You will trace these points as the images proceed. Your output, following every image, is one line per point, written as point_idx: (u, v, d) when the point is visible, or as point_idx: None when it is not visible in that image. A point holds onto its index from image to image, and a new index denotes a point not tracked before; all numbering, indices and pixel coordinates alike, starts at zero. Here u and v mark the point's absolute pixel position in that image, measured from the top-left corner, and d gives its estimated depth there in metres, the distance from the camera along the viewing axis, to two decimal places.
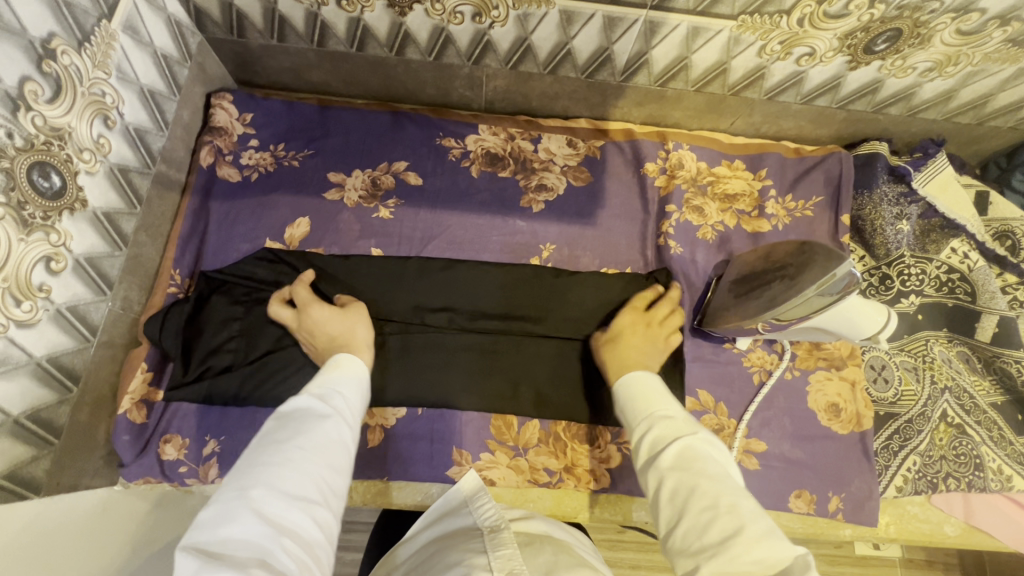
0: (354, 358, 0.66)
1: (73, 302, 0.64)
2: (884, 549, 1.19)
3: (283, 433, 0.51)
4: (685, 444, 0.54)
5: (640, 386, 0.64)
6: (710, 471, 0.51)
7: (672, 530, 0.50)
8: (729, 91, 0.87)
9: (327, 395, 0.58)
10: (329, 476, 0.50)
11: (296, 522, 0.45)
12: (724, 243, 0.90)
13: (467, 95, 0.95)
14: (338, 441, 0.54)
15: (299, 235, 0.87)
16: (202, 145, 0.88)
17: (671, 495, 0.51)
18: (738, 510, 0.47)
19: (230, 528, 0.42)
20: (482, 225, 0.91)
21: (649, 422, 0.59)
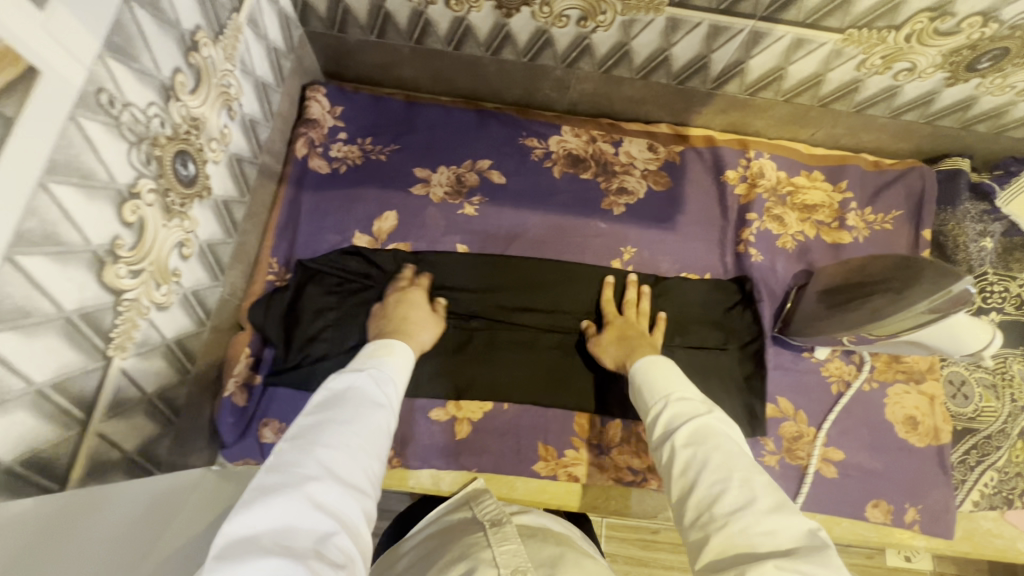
0: (400, 344, 0.68)
1: (196, 287, 0.66)
2: (917, 561, 1.23)
3: (331, 421, 0.53)
4: (697, 421, 0.55)
5: (658, 367, 0.65)
6: (723, 446, 0.52)
7: (682, 502, 0.51)
8: (818, 103, 0.88)
9: (376, 380, 0.60)
10: (374, 464, 0.52)
11: (345, 511, 0.46)
12: (804, 253, 0.91)
13: (552, 96, 0.96)
14: (383, 429, 0.56)
15: (386, 229, 0.89)
16: (298, 136, 0.90)
17: (683, 468, 0.53)
18: (751, 484, 0.48)
19: (288, 515, 0.43)
20: (565, 226, 0.92)
21: (666, 401, 0.60)
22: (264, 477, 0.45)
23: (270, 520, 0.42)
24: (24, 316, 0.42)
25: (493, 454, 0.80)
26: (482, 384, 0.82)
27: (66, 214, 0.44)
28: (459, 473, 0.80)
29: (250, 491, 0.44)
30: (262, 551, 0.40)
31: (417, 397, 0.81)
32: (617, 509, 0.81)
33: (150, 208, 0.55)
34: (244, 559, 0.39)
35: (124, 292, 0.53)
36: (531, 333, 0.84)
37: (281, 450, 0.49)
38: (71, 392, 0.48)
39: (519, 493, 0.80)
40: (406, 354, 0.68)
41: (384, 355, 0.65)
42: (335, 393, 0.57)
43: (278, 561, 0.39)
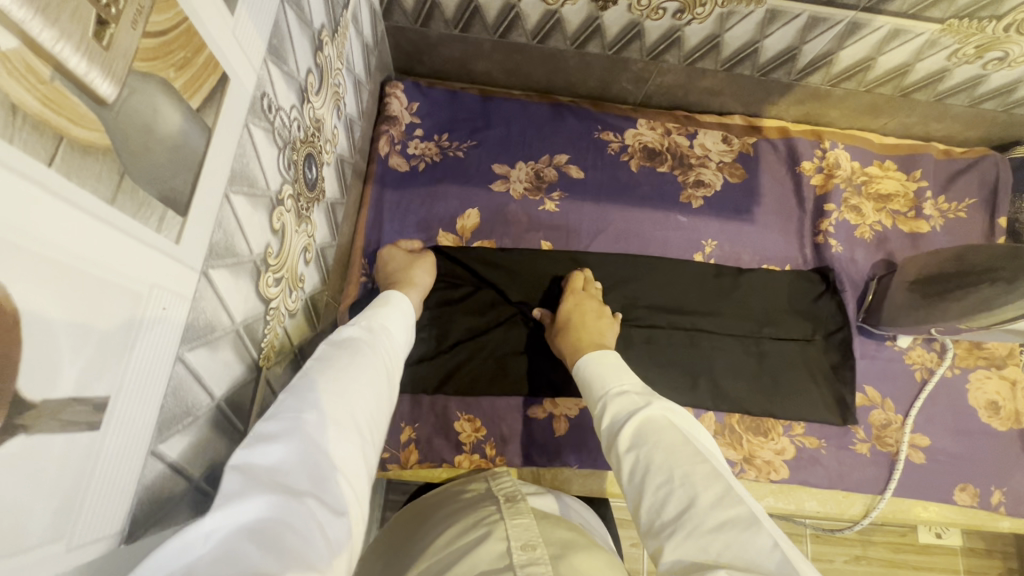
0: (398, 298, 0.65)
1: (313, 291, 0.65)
2: (946, 539, 1.28)
3: (331, 365, 0.48)
4: (640, 415, 0.55)
5: (604, 361, 0.66)
6: (664, 441, 0.51)
7: (638, 508, 0.49)
8: (899, 93, 0.89)
9: (374, 336, 0.56)
10: (373, 414, 0.48)
11: (347, 458, 0.42)
12: (883, 242, 0.92)
13: (628, 88, 0.95)
14: (383, 379, 0.52)
15: (470, 226, 0.88)
16: (379, 134, 0.88)
17: (632, 471, 0.52)
18: (692, 481, 0.47)
19: (289, 455, 0.38)
20: (646, 220, 0.92)
21: (607, 399, 0.61)
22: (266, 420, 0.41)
23: (270, 461, 0.38)
24: (211, 331, 0.41)
25: (595, 450, 0.80)
26: None
27: (239, 223, 0.43)
28: (560, 470, 0.81)
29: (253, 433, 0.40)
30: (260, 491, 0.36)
31: (515, 395, 0.81)
32: None
33: (288, 214, 0.54)
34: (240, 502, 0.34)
35: (271, 301, 0.52)
36: (624, 329, 0.85)
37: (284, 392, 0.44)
38: (236, 405, 0.47)
39: (619, 489, 0.80)
40: (404, 311, 0.64)
41: (385, 311, 0.61)
42: (338, 342, 0.52)
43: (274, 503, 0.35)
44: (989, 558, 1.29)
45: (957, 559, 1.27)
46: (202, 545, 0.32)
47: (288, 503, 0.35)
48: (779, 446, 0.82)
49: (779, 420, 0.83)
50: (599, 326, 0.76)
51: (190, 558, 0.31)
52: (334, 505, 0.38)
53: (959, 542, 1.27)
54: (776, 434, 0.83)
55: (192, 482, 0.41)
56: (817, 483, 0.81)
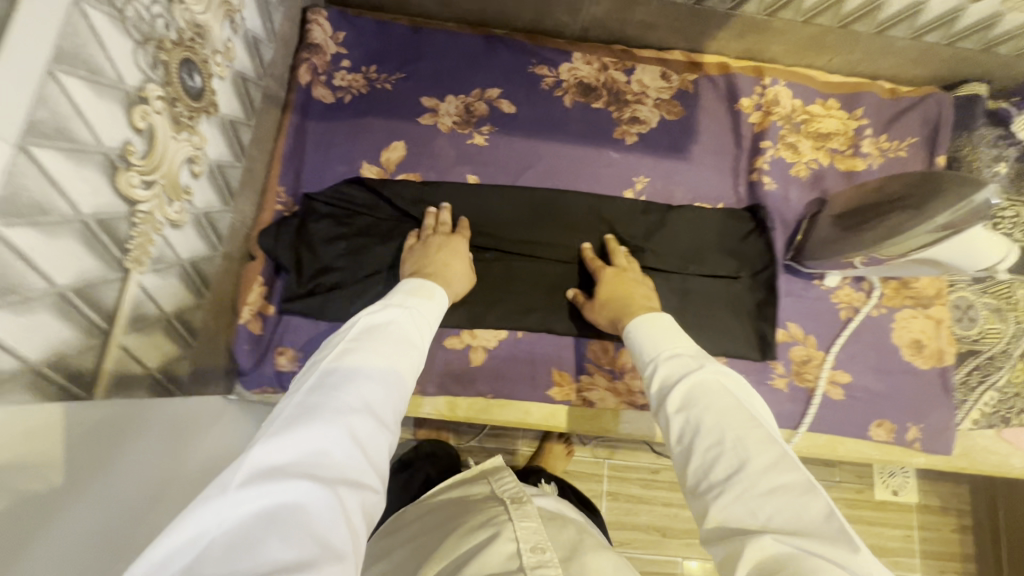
0: (440, 289, 0.69)
1: (208, 208, 0.64)
2: (903, 496, 1.30)
3: (371, 353, 0.53)
4: (694, 378, 0.57)
5: (652, 326, 0.66)
6: (716, 406, 0.53)
7: (685, 467, 0.53)
8: (839, 24, 0.86)
9: (411, 320, 0.60)
10: (401, 404, 0.53)
11: (374, 448, 0.46)
12: (818, 180, 0.90)
13: (563, 20, 0.92)
14: (413, 371, 0.56)
15: (395, 159, 0.87)
16: (300, 62, 0.86)
17: (681, 431, 0.54)
18: (745, 444, 0.50)
19: (327, 444, 0.43)
20: (578, 156, 0.90)
21: (655, 362, 0.62)
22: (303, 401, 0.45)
23: (305, 445, 0.42)
24: (41, 213, 0.41)
25: (511, 380, 0.81)
26: (497, 313, 0.82)
27: (76, 108, 0.42)
28: (475, 400, 0.82)
29: (289, 413, 0.45)
30: (292, 473, 0.40)
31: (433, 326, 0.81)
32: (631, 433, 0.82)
33: (159, 116, 0.52)
34: (273, 485, 0.38)
35: (139, 203, 0.51)
36: (545, 263, 0.84)
37: (320, 375, 0.49)
38: (93, 301, 0.47)
39: (534, 420, 0.81)
40: (440, 299, 0.68)
41: (423, 299, 0.65)
42: (375, 325, 0.57)
43: (305, 489, 0.39)
44: (945, 515, 1.31)
45: (913, 516, 1.30)
46: (222, 525, 0.35)
47: (320, 488, 0.40)
48: None
49: None
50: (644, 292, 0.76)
51: (208, 538, 0.34)
52: (360, 491, 0.43)
53: (916, 499, 1.29)
54: None
55: (29, 364, 0.41)
56: None
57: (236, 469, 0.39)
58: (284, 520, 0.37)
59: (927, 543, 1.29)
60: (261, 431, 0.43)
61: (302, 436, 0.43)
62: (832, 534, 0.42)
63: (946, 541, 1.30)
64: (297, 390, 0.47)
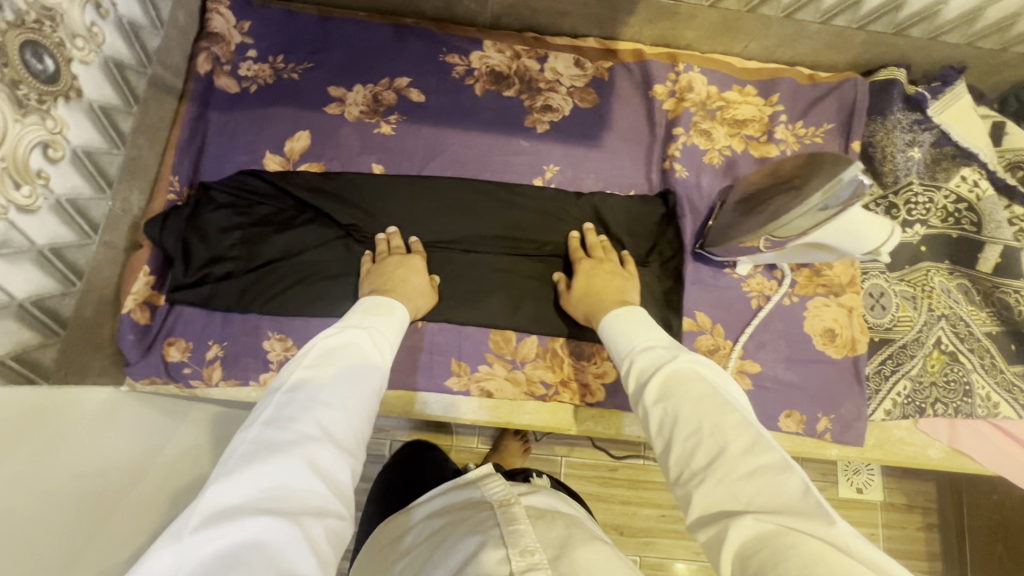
0: (400, 305, 0.69)
1: (73, 195, 0.64)
2: (868, 494, 1.29)
3: (329, 374, 0.53)
4: (668, 369, 0.57)
5: (625, 319, 0.67)
6: (693, 393, 0.53)
7: (666, 459, 0.53)
8: (745, 7, 0.84)
9: (371, 338, 0.60)
10: (364, 426, 0.53)
11: (337, 475, 0.47)
12: (730, 167, 0.89)
13: (473, 8, 0.92)
14: (377, 389, 0.57)
15: (299, 148, 0.86)
16: (199, 51, 0.85)
17: (660, 423, 0.54)
18: (721, 428, 0.50)
19: (288, 476, 0.44)
20: (487, 144, 0.89)
21: (632, 356, 0.62)
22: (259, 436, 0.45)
23: (266, 479, 0.43)
24: None
25: (409, 371, 0.80)
26: None
27: None
28: None
29: (245, 448, 0.45)
30: (251, 511, 0.41)
31: (328, 317, 0.79)
32: (532, 424, 0.82)
33: None
34: (232, 524, 0.39)
35: None
36: (447, 253, 0.83)
37: (275, 406, 0.49)
38: None
39: (432, 411, 0.81)
40: (402, 311, 0.68)
41: (382, 316, 0.65)
42: (333, 347, 0.56)
43: (266, 525, 0.40)
44: (910, 513, 1.30)
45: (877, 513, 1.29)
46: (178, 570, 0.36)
47: (282, 524, 0.41)
48: (599, 370, 0.81)
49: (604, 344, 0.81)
50: (620, 285, 0.76)
51: None
52: (325, 519, 0.44)
53: (880, 497, 1.28)
54: (600, 358, 0.81)
55: None
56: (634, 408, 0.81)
57: (194, 511, 0.40)
58: (245, 560, 0.38)
59: (892, 541, 1.28)
60: (217, 469, 0.43)
61: (260, 472, 0.43)
62: (811, 509, 0.42)
63: (912, 539, 1.29)
64: (252, 424, 0.47)
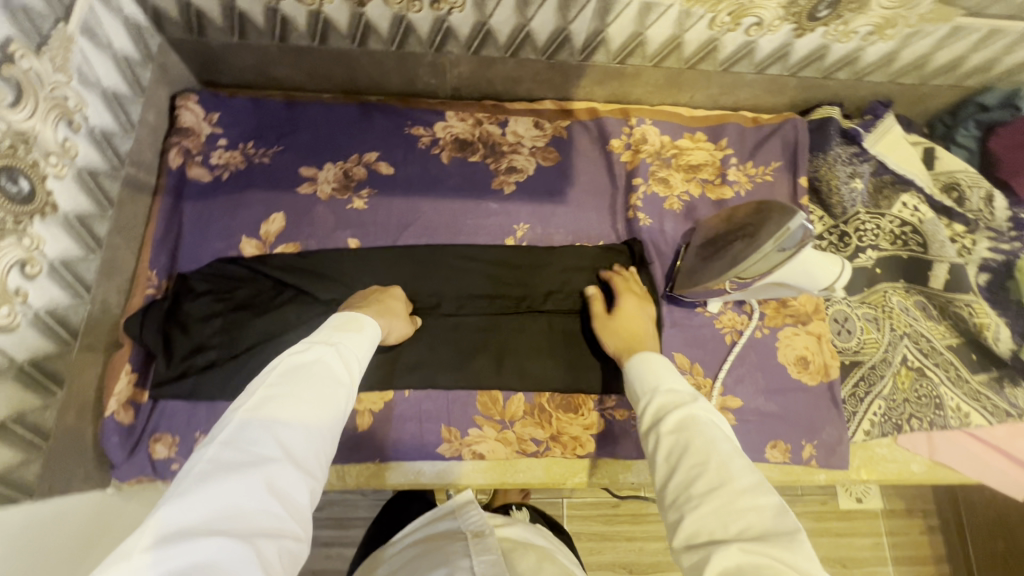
0: (369, 320, 0.67)
1: (51, 306, 0.65)
2: (868, 502, 1.31)
3: (291, 392, 0.52)
4: (685, 410, 0.57)
5: (651, 362, 0.66)
6: (708, 433, 0.53)
7: (666, 484, 0.53)
8: (685, 65, 0.91)
9: (339, 356, 0.59)
10: (328, 444, 0.53)
11: (296, 496, 0.47)
12: (690, 211, 0.94)
13: (432, 82, 0.97)
14: (343, 407, 0.56)
15: (274, 231, 0.88)
16: (171, 146, 0.88)
17: (668, 452, 0.54)
18: (727, 467, 0.50)
19: (244, 497, 0.44)
20: (457, 210, 0.93)
21: (652, 394, 0.61)
22: (217, 456, 0.45)
23: (220, 500, 0.43)
24: None
25: (400, 441, 0.81)
26: (381, 375, 0.81)
27: None
28: (366, 464, 0.81)
29: (202, 466, 0.45)
30: (204, 532, 0.41)
31: None
32: (527, 481, 0.82)
33: None
34: (182, 546, 0.40)
35: None
36: (429, 319, 0.84)
37: (235, 425, 0.49)
38: None
39: (425, 479, 0.81)
40: (374, 330, 0.67)
41: (353, 332, 0.64)
42: (300, 364, 0.55)
43: (218, 545, 0.41)
44: (911, 517, 1.32)
45: (880, 522, 1.30)
46: None
47: (233, 545, 0.41)
48: (587, 421, 0.83)
49: (590, 395, 0.83)
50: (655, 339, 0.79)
51: None
52: (280, 540, 0.45)
53: (880, 505, 1.30)
54: (586, 409, 0.83)
55: None
56: (624, 454, 0.82)
57: (146, 531, 0.40)
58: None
59: (898, 549, 1.29)
60: (173, 487, 0.44)
61: (213, 491, 0.43)
62: (789, 539, 0.43)
63: (917, 544, 1.30)
64: (211, 441, 0.47)
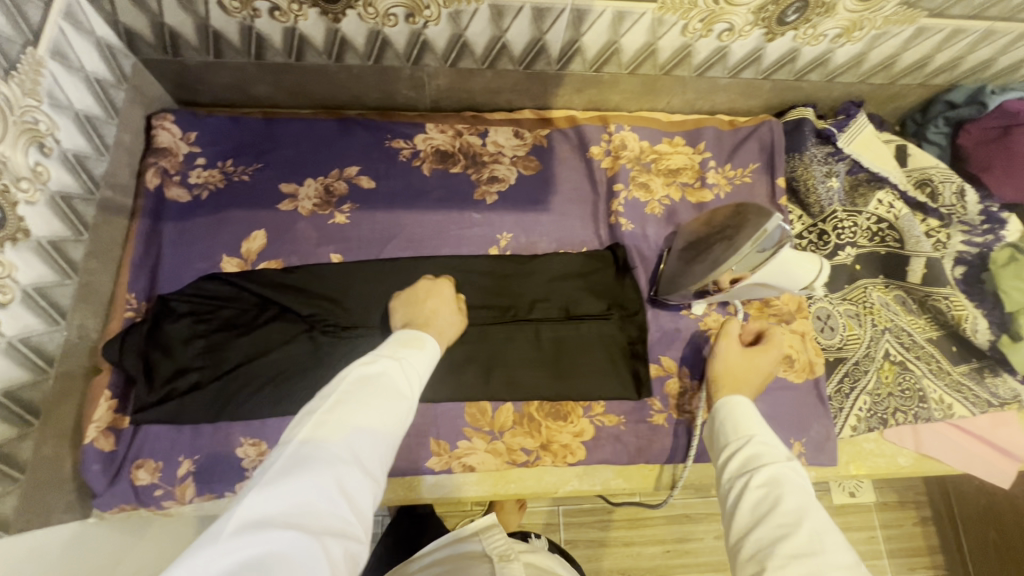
0: (431, 339, 0.69)
1: (26, 333, 0.64)
2: (861, 496, 1.32)
3: (359, 401, 0.56)
4: (777, 470, 0.56)
5: (745, 410, 0.66)
6: (805, 500, 0.53)
7: (745, 533, 0.53)
8: (661, 71, 0.92)
9: (403, 370, 0.62)
10: (389, 453, 0.56)
11: (360, 499, 0.51)
12: (672, 215, 0.95)
13: (411, 96, 0.97)
14: (403, 419, 0.59)
15: (256, 248, 0.87)
16: (147, 167, 0.87)
17: (752, 502, 0.55)
18: (819, 538, 0.49)
19: (318, 496, 0.48)
20: (440, 221, 0.93)
21: (746, 441, 0.61)
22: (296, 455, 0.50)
23: (297, 496, 0.47)
24: None
25: None
26: None
27: None
28: None
29: (282, 463, 0.49)
30: (281, 523, 0.45)
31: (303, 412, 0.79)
32: (519, 491, 0.82)
33: None
34: (264, 534, 0.44)
35: None
36: None
37: (312, 426, 0.53)
38: None
39: (416, 495, 0.81)
40: (435, 347, 0.69)
41: (416, 347, 0.66)
42: (367, 375, 0.59)
43: (294, 538, 0.44)
44: (904, 509, 1.33)
45: (874, 515, 1.31)
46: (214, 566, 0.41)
47: (307, 539, 0.45)
48: (577, 429, 0.82)
49: (578, 402, 0.83)
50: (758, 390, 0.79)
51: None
52: (346, 540, 0.48)
53: (872, 498, 1.31)
54: (575, 417, 0.83)
55: None
56: (615, 460, 0.82)
57: (233, 516, 0.45)
58: (269, 567, 0.42)
59: (892, 542, 1.30)
60: (257, 478, 0.49)
61: (292, 487, 0.47)
62: None
63: (911, 535, 1.32)
64: (291, 440, 0.52)
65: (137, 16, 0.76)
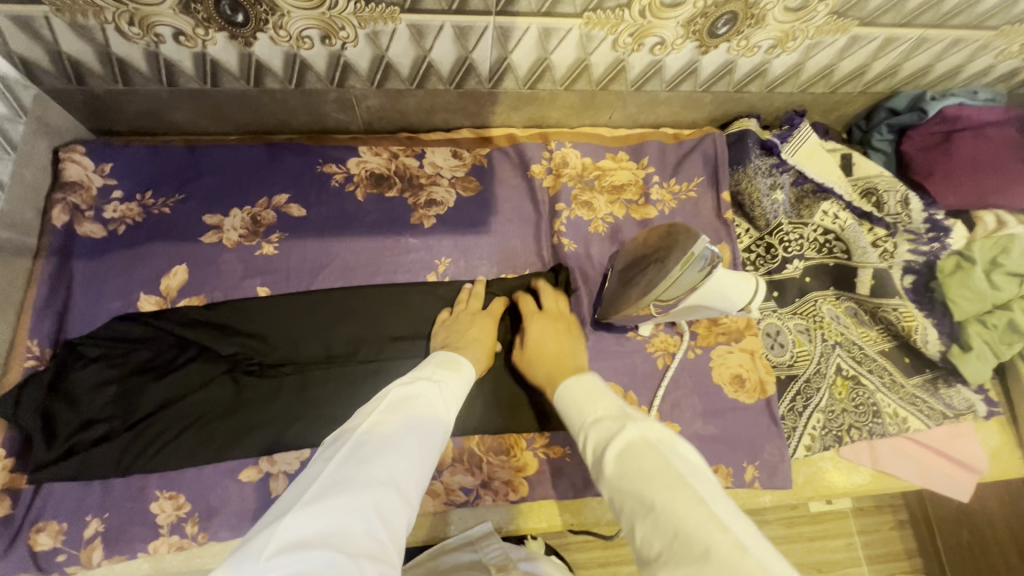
0: (467, 362, 0.67)
1: None
2: (836, 503, 1.29)
3: (396, 418, 0.52)
4: (614, 445, 0.52)
5: (575, 393, 0.63)
6: (645, 466, 0.49)
7: (633, 537, 0.48)
8: (598, 86, 0.89)
9: (440, 393, 0.58)
10: (426, 476, 0.51)
11: (398, 524, 0.45)
12: (616, 234, 0.92)
13: (342, 118, 0.93)
14: (440, 441, 0.55)
15: (176, 285, 0.82)
16: (55, 203, 0.82)
17: (619, 501, 0.50)
18: (670, 505, 0.44)
19: (355, 516, 0.43)
20: (375, 248, 0.89)
21: (585, 431, 0.58)
22: (337, 470, 0.46)
23: (335, 515, 0.42)
24: None
25: None
26: (298, 430, 0.76)
27: None
28: None
29: (323, 480, 0.45)
30: (317, 544, 0.40)
31: (223, 461, 0.74)
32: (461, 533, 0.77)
33: None
34: (300, 554, 0.39)
35: None
36: (345, 367, 0.79)
37: (353, 442, 0.49)
38: None
39: None
40: (468, 370, 0.66)
41: (451, 371, 0.63)
42: (408, 396, 0.55)
43: (330, 560, 0.39)
44: (880, 514, 1.31)
45: (850, 522, 1.28)
46: None
47: (343, 562, 0.39)
48: (519, 463, 0.78)
49: (521, 434, 0.80)
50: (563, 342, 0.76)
51: None
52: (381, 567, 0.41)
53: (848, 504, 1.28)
54: (518, 450, 0.79)
55: None
56: (562, 494, 0.78)
57: (269, 534, 0.40)
58: None
59: (870, 548, 1.27)
60: (296, 496, 0.44)
61: (331, 504, 0.43)
62: None
63: (887, 540, 1.29)
64: (331, 456, 0.48)
65: (30, 46, 0.71)
